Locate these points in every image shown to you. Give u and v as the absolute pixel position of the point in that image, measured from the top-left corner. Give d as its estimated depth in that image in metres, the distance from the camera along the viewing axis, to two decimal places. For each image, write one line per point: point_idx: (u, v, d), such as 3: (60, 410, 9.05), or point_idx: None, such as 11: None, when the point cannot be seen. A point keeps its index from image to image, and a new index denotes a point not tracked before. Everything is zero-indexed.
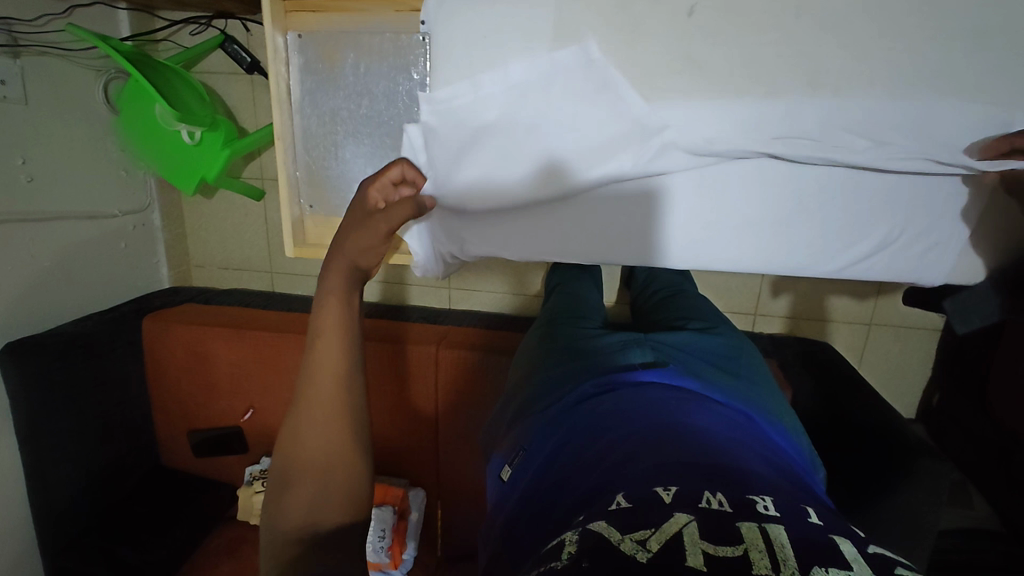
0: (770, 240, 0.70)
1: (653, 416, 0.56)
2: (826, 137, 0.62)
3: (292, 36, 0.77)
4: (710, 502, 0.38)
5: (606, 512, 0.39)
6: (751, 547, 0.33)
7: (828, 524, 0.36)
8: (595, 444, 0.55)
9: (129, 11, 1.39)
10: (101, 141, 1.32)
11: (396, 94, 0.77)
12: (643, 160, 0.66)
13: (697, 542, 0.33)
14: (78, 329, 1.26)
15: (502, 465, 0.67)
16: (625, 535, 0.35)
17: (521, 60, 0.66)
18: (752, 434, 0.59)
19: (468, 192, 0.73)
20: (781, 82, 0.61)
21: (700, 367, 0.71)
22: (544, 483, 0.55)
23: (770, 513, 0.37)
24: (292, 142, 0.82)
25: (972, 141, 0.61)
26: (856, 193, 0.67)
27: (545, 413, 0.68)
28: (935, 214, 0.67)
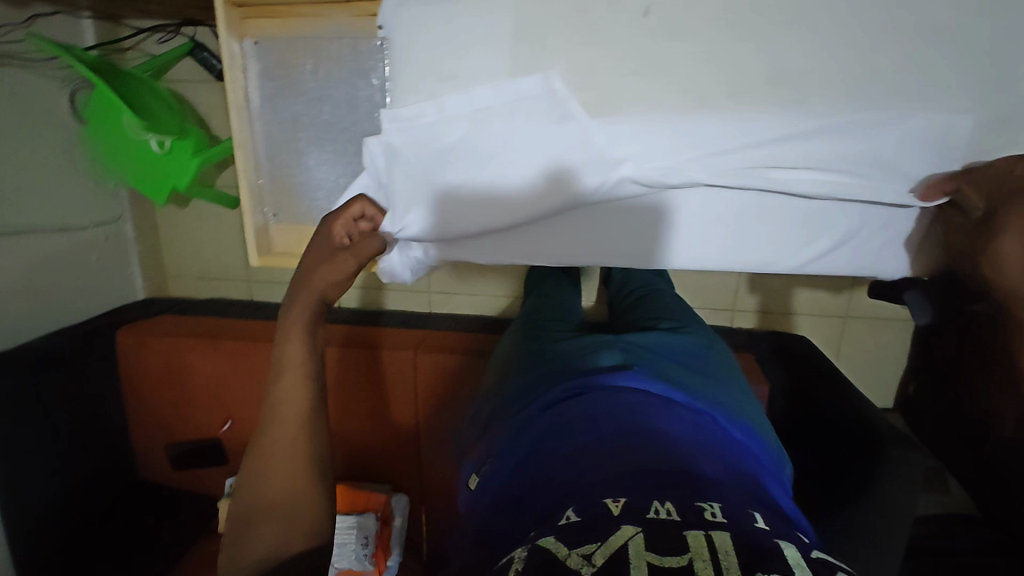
0: (729, 239, 0.72)
1: (612, 423, 0.61)
2: (787, 134, 0.64)
3: (249, 43, 0.77)
4: (655, 512, 0.46)
5: (558, 527, 0.46)
6: (693, 556, 0.41)
7: (770, 530, 0.45)
8: (555, 452, 0.60)
9: (93, 20, 1.37)
10: (66, 152, 1.29)
11: (357, 99, 0.77)
12: (602, 176, 0.68)
13: (642, 556, 0.41)
14: (48, 343, 1.24)
15: (471, 473, 0.70)
16: (572, 550, 0.42)
17: (483, 60, 0.66)
18: (715, 432, 0.64)
19: (437, 222, 0.73)
20: (737, 79, 0.63)
21: (666, 367, 0.74)
22: (510, 490, 0.60)
23: (713, 522, 0.45)
24: (254, 149, 0.81)
25: (919, 136, 0.63)
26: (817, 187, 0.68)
27: (511, 419, 0.71)
28: (891, 203, 0.68)
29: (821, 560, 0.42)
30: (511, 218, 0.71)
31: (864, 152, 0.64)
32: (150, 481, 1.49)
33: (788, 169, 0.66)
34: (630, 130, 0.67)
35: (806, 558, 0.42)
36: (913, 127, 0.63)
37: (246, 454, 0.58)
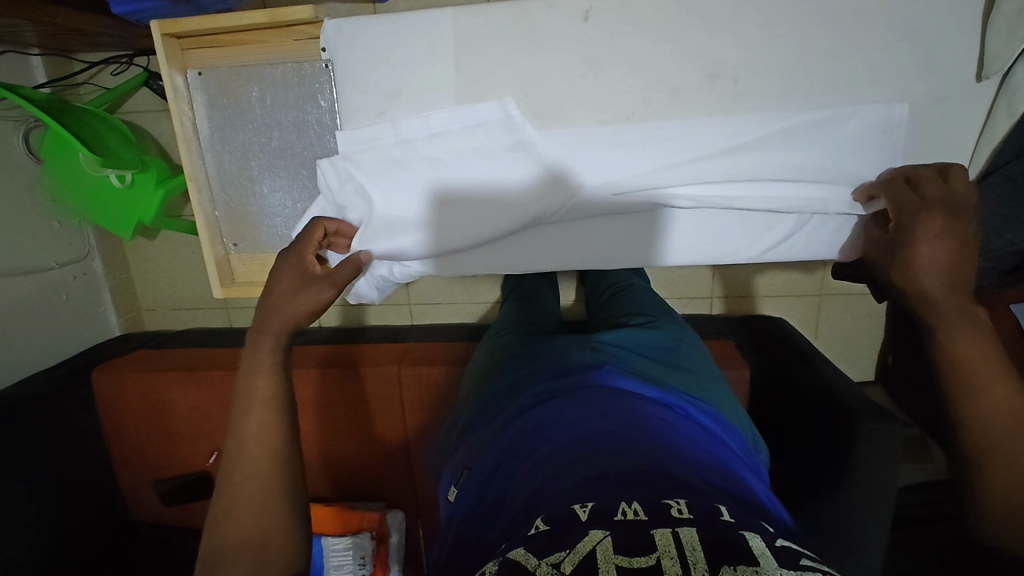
0: (683, 231, 0.76)
1: (581, 426, 0.62)
2: (730, 126, 0.69)
3: (192, 74, 0.76)
4: (624, 513, 0.47)
5: (527, 537, 0.47)
6: (663, 554, 0.41)
7: (738, 522, 0.46)
8: (527, 460, 0.61)
9: (43, 56, 1.34)
10: (26, 193, 1.27)
11: (306, 123, 0.77)
12: (554, 182, 0.72)
13: (611, 559, 0.41)
14: (21, 391, 1.22)
15: (450, 485, 0.71)
16: (541, 560, 0.43)
17: (431, 77, 0.70)
18: (686, 424, 0.65)
19: (414, 240, 0.76)
20: (679, 73, 0.68)
21: (637, 365, 0.76)
22: (484, 501, 0.61)
23: (682, 517, 0.46)
24: (207, 181, 0.80)
25: (851, 118, 0.68)
26: (765, 177, 0.71)
27: (485, 428, 0.72)
28: (833, 186, 0.71)
29: (785, 549, 0.43)
30: (479, 231, 0.74)
31: (807, 141, 0.69)
32: (142, 518, 1.48)
33: (739, 165, 0.71)
34: (587, 134, 0.71)
35: (770, 546, 0.43)
36: (851, 113, 0.68)
37: (214, 491, 0.55)
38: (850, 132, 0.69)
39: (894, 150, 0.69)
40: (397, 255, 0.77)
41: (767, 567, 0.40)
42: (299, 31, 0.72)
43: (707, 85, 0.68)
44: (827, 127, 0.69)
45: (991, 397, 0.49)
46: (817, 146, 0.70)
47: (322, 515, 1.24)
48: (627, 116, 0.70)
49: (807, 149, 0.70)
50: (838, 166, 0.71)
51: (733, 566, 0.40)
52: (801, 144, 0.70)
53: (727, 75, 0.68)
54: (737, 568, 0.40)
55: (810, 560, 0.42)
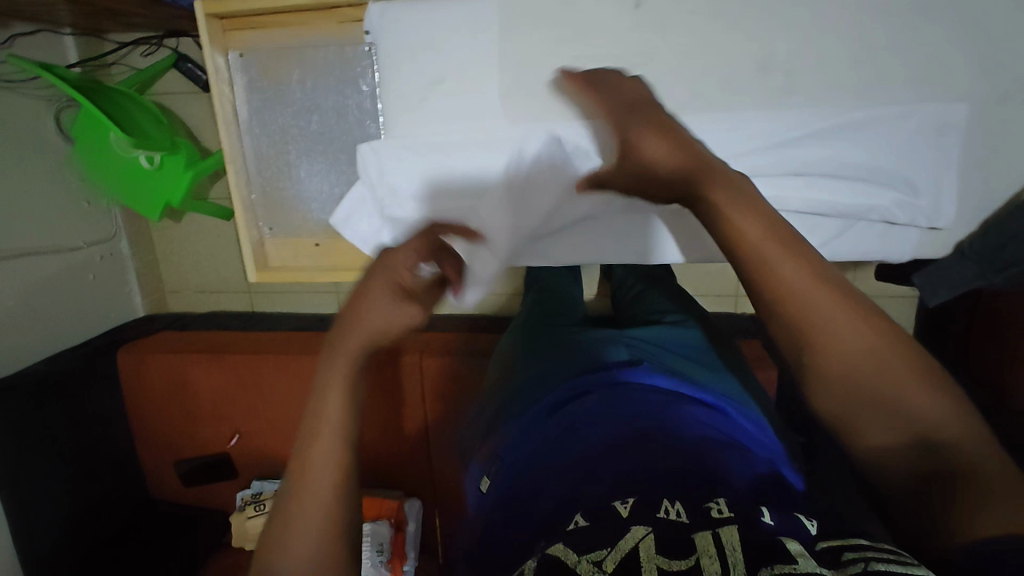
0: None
1: (622, 426, 0.62)
2: (781, 120, 0.67)
3: (233, 56, 0.75)
4: (667, 512, 0.47)
5: (566, 532, 0.47)
6: (703, 555, 0.41)
7: (778, 525, 0.44)
8: (560, 455, 0.61)
9: (75, 36, 1.35)
10: (57, 173, 1.28)
11: (346, 108, 0.77)
12: None
13: (653, 560, 0.41)
14: (50, 366, 1.24)
15: (480, 476, 0.70)
16: (581, 557, 0.42)
17: (467, 61, 0.69)
18: (729, 426, 0.64)
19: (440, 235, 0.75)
20: (723, 63, 0.66)
21: (672, 363, 0.75)
22: (519, 493, 0.60)
23: (723, 517, 0.45)
24: (244, 164, 0.79)
25: (917, 120, 0.65)
26: (820, 178, 0.68)
27: (516, 419, 0.72)
28: (885, 188, 0.68)
29: (827, 547, 0.41)
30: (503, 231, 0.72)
31: (868, 140, 0.67)
32: (162, 499, 1.49)
33: (798, 162, 0.68)
34: None
35: (809, 549, 0.41)
36: (913, 112, 0.65)
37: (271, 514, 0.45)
38: (908, 131, 0.66)
39: (953, 150, 0.66)
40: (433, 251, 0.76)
41: (806, 565, 0.38)
42: (342, 13, 0.71)
43: (758, 77, 0.66)
44: (883, 125, 0.66)
45: (790, 269, 0.41)
46: (878, 142, 0.67)
47: None
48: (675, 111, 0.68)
49: (861, 147, 0.67)
50: (898, 170, 0.67)
51: (772, 565, 0.39)
52: (863, 140, 0.67)
53: (776, 69, 0.66)
54: (776, 567, 0.38)
55: (853, 551, 0.40)
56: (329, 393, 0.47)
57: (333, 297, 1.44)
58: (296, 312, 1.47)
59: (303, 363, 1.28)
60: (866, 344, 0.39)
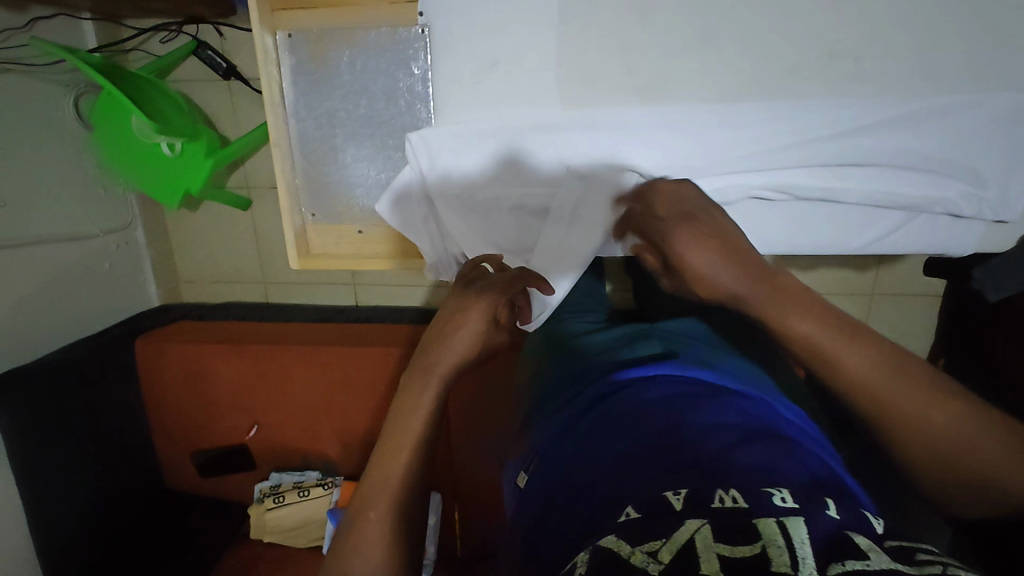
0: (788, 222, 0.72)
1: (661, 412, 0.59)
2: (845, 107, 0.66)
3: (281, 36, 0.74)
4: (723, 500, 0.44)
5: (618, 525, 0.45)
6: (768, 544, 0.38)
7: (844, 519, 0.41)
8: (601, 445, 0.57)
9: (94, 21, 1.33)
10: (75, 159, 1.26)
11: (396, 92, 0.75)
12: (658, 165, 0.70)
13: (711, 548, 0.39)
14: (68, 355, 1.22)
15: (518, 473, 0.67)
16: (636, 548, 0.40)
17: (521, 47, 0.68)
18: (777, 414, 0.60)
19: (493, 225, 0.75)
20: (782, 52, 0.65)
21: (710, 354, 0.71)
22: (559, 485, 0.56)
23: (786, 506, 0.42)
24: (289, 148, 0.78)
25: (990, 110, 0.64)
26: (885, 169, 0.68)
27: (556, 412, 0.69)
28: (951, 179, 0.67)
29: (896, 545, 0.39)
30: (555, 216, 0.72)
31: (937, 129, 0.65)
32: (178, 489, 1.48)
33: (863, 151, 0.67)
34: (686, 113, 0.68)
35: (879, 547, 0.39)
36: (986, 102, 0.64)
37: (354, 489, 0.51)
38: (981, 119, 0.64)
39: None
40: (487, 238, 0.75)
41: (879, 561, 0.36)
42: None
43: (824, 65, 0.65)
44: (953, 115, 0.65)
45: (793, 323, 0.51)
46: (949, 131, 0.65)
47: None
48: (735, 96, 0.67)
49: (928, 137, 0.65)
50: (964, 161, 0.66)
51: (843, 560, 0.36)
52: (933, 128, 0.65)
53: (842, 57, 0.64)
54: (846, 562, 0.36)
55: (929, 554, 0.38)
56: (409, 418, 0.53)
57: (352, 289, 1.42)
58: (314, 304, 1.46)
59: (327, 354, 1.26)
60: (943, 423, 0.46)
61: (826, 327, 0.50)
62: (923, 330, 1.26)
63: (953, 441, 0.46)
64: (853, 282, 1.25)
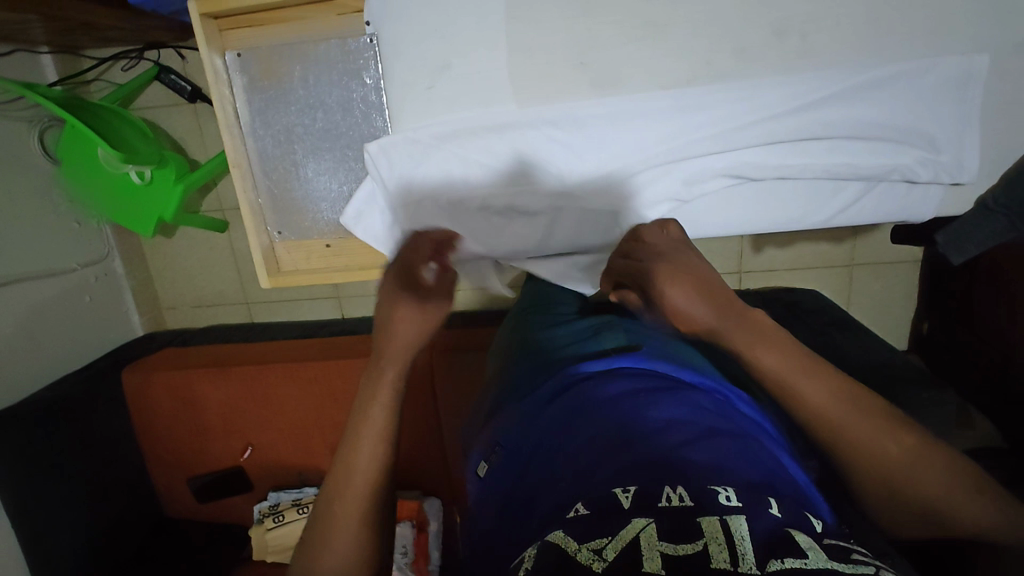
0: (746, 201, 0.73)
1: (615, 409, 0.64)
2: (798, 81, 0.66)
3: (231, 56, 0.74)
4: (670, 498, 0.49)
5: (566, 520, 0.51)
6: (710, 540, 0.44)
7: (785, 518, 0.47)
8: (562, 438, 0.63)
9: (52, 54, 1.33)
10: (45, 195, 1.25)
11: (351, 102, 0.75)
12: (619, 153, 0.71)
13: (655, 546, 0.44)
14: (55, 392, 1.22)
15: (478, 461, 0.73)
16: (582, 546, 0.46)
17: (471, 45, 0.68)
18: (729, 407, 0.67)
19: (457, 228, 0.75)
20: (735, 30, 0.65)
21: (672, 347, 0.77)
22: (518, 486, 0.62)
23: (732, 505, 0.48)
24: (250, 167, 0.78)
25: (941, 73, 0.64)
26: (838, 141, 0.68)
27: (520, 400, 0.74)
28: (904, 145, 0.68)
29: (835, 545, 0.45)
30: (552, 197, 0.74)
31: (887, 97, 0.66)
32: (178, 517, 1.47)
33: (817, 125, 0.67)
34: (643, 101, 0.68)
35: (818, 543, 0.45)
36: (936, 65, 0.64)
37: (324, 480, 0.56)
38: (928, 85, 0.65)
39: (974, 102, 0.65)
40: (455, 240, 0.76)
41: (817, 559, 0.41)
42: (342, 4, 0.70)
43: (774, 42, 0.65)
44: (903, 82, 0.65)
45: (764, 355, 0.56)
46: (900, 96, 0.66)
47: None
48: (690, 80, 0.67)
49: (877, 107, 0.66)
50: (916, 127, 0.67)
51: (782, 558, 0.41)
52: (884, 96, 0.66)
53: (793, 32, 0.64)
54: (785, 559, 0.41)
55: (861, 555, 0.44)
56: (372, 402, 0.57)
57: (335, 302, 1.41)
58: (298, 320, 1.45)
59: (313, 370, 1.26)
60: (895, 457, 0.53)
61: (790, 361, 0.56)
62: (902, 295, 1.28)
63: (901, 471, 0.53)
64: (829, 253, 1.26)
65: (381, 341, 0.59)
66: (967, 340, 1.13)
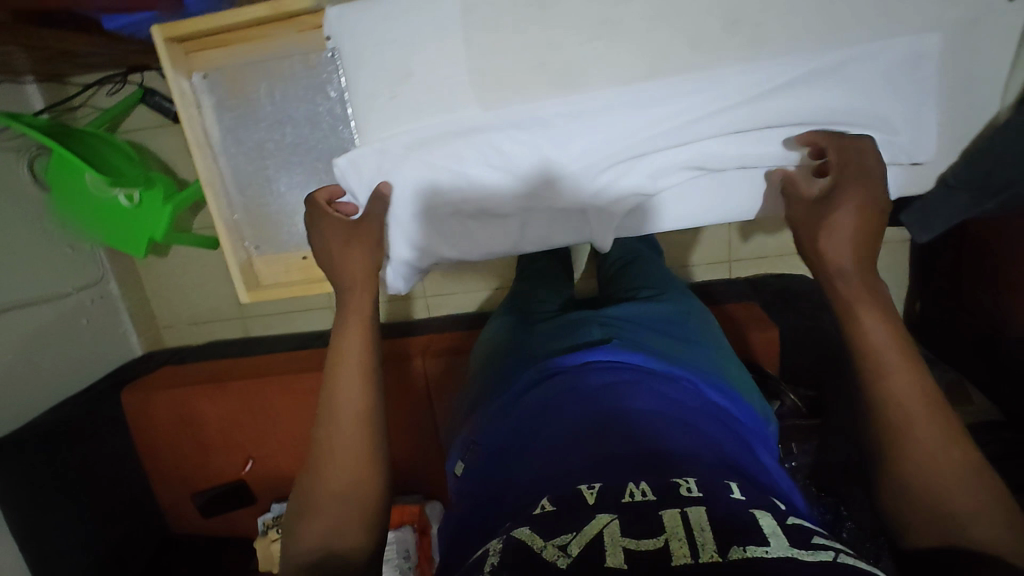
0: (703, 191, 0.76)
1: (589, 403, 0.67)
2: (750, 71, 0.66)
3: (197, 78, 0.78)
4: (634, 493, 0.52)
5: (531, 517, 0.52)
6: (672, 535, 0.46)
7: (749, 501, 0.51)
8: (533, 433, 0.67)
9: (38, 83, 1.35)
10: (37, 222, 1.26)
11: (318, 115, 0.78)
12: (584, 149, 0.71)
13: (619, 542, 0.47)
14: (56, 415, 1.24)
15: (457, 460, 0.78)
16: (548, 542, 0.48)
17: (432, 51, 0.69)
18: (698, 398, 0.71)
19: (433, 232, 0.77)
20: (689, 23, 0.66)
21: (646, 342, 0.81)
22: (490, 481, 0.66)
23: (692, 496, 0.51)
24: (224, 185, 0.83)
25: (893, 56, 0.64)
26: (799, 126, 0.69)
27: (498, 397, 0.78)
28: (864, 128, 0.68)
29: (797, 527, 0.48)
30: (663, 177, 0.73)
31: (841, 82, 0.66)
32: (183, 533, 1.48)
33: (775, 112, 0.68)
34: (602, 98, 0.69)
35: (781, 524, 0.48)
36: (887, 47, 0.64)
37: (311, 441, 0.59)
38: (882, 67, 0.65)
39: (930, 81, 0.66)
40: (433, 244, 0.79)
41: (777, 547, 0.45)
42: (301, 22, 0.73)
43: (726, 33, 0.66)
44: (856, 66, 0.66)
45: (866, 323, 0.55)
46: (853, 80, 0.66)
47: None
48: (649, 74, 0.68)
49: (833, 90, 0.67)
50: (874, 109, 0.67)
51: (742, 545, 0.45)
52: (839, 81, 0.66)
53: (745, 22, 0.65)
54: (746, 547, 0.45)
55: (824, 540, 0.47)
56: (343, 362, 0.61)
57: (330, 312, 1.43)
58: (295, 331, 1.46)
59: (309, 381, 1.28)
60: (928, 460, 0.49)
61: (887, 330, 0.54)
62: (892, 275, 1.28)
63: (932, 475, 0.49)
64: None
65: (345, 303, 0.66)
66: (958, 317, 1.13)
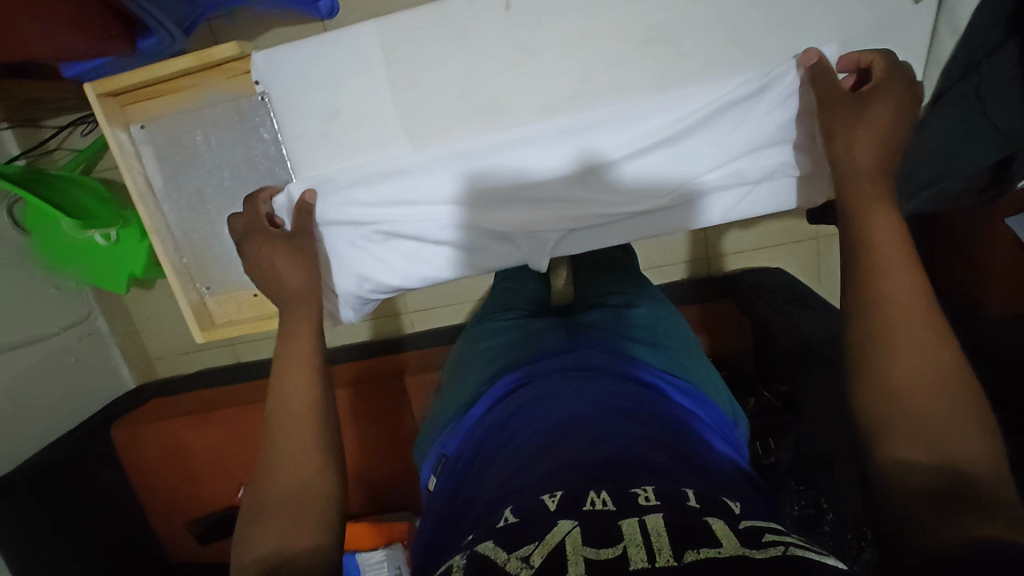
0: (681, 210, 0.80)
1: (555, 410, 0.67)
2: (632, 90, 0.77)
3: (135, 128, 0.87)
4: (594, 502, 0.50)
5: (495, 530, 0.49)
6: (629, 544, 0.44)
7: (702, 507, 0.48)
8: (498, 451, 0.67)
9: (12, 128, 1.36)
10: (20, 265, 1.26)
11: (255, 159, 0.87)
12: (556, 155, 0.78)
13: (579, 551, 0.44)
14: (47, 455, 1.25)
15: (429, 476, 0.79)
16: (511, 554, 0.45)
17: (365, 88, 0.78)
18: (666, 403, 0.72)
19: (442, 254, 0.84)
20: (617, 37, 0.75)
21: (617, 346, 0.83)
22: (457, 502, 0.65)
23: (648, 504, 0.48)
24: (168, 231, 0.90)
25: (776, 72, 0.72)
26: (696, 136, 0.77)
27: (466, 414, 0.80)
28: (756, 143, 0.77)
29: (748, 529, 0.46)
30: (569, 216, 0.80)
31: (734, 99, 0.74)
32: (181, 563, 1.50)
33: (684, 125, 0.76)
34: (525, 123, 0.79)
35: (734, 528, 0.46)
36: (757, 69, 0.73)
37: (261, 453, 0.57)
38: (776, 86, 0.73)
39: None
40: (414, 273, 0.85)
41: (729, 548, 0.43)
42: (230, 69, 0.81)
43: (642, 50, 0.75)
44: (741, 88, 0.74)
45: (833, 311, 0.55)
46: (740, 99, 0.74)
47: (358, 531, 1.27)
48: (567, 100, 0.78)
49: (732, 106, 0.75)
50: (758, 126, 0.76)
51: (697, 549, 0.43)
52: (729, 102, 0.74)
53: (661, 40, 0.74)
54: (700, 551, 0.43)
55: (773, 536, 0.46)
56: (292, 371, 0.61)
57: None
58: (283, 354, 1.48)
59: None
60: (927, 377, 0.47)
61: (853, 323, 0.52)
62: None
63: (937, 399, 0.46)
64: (795, 229, 1.26)
65: (289, 321, 0.66)
66: None
